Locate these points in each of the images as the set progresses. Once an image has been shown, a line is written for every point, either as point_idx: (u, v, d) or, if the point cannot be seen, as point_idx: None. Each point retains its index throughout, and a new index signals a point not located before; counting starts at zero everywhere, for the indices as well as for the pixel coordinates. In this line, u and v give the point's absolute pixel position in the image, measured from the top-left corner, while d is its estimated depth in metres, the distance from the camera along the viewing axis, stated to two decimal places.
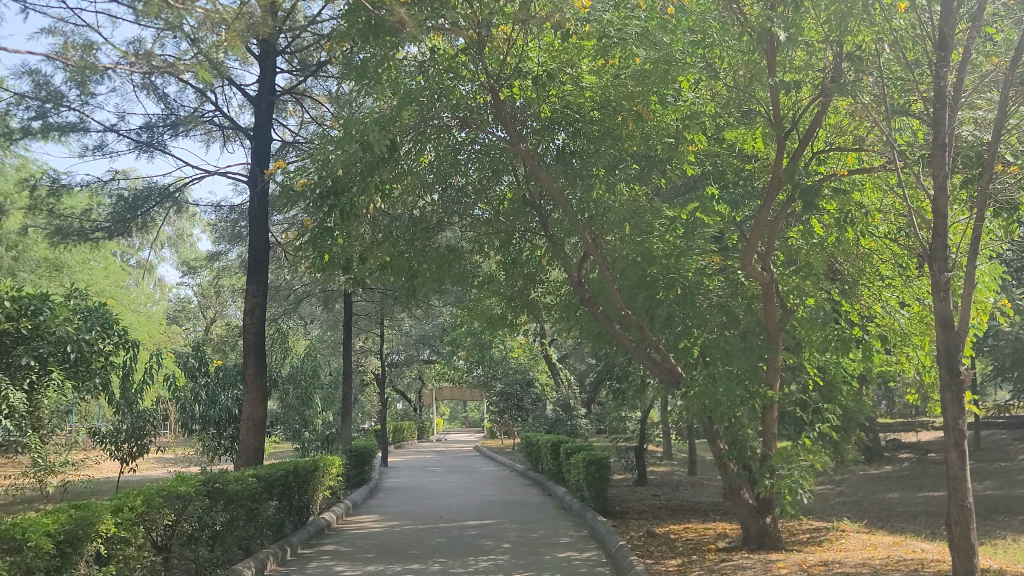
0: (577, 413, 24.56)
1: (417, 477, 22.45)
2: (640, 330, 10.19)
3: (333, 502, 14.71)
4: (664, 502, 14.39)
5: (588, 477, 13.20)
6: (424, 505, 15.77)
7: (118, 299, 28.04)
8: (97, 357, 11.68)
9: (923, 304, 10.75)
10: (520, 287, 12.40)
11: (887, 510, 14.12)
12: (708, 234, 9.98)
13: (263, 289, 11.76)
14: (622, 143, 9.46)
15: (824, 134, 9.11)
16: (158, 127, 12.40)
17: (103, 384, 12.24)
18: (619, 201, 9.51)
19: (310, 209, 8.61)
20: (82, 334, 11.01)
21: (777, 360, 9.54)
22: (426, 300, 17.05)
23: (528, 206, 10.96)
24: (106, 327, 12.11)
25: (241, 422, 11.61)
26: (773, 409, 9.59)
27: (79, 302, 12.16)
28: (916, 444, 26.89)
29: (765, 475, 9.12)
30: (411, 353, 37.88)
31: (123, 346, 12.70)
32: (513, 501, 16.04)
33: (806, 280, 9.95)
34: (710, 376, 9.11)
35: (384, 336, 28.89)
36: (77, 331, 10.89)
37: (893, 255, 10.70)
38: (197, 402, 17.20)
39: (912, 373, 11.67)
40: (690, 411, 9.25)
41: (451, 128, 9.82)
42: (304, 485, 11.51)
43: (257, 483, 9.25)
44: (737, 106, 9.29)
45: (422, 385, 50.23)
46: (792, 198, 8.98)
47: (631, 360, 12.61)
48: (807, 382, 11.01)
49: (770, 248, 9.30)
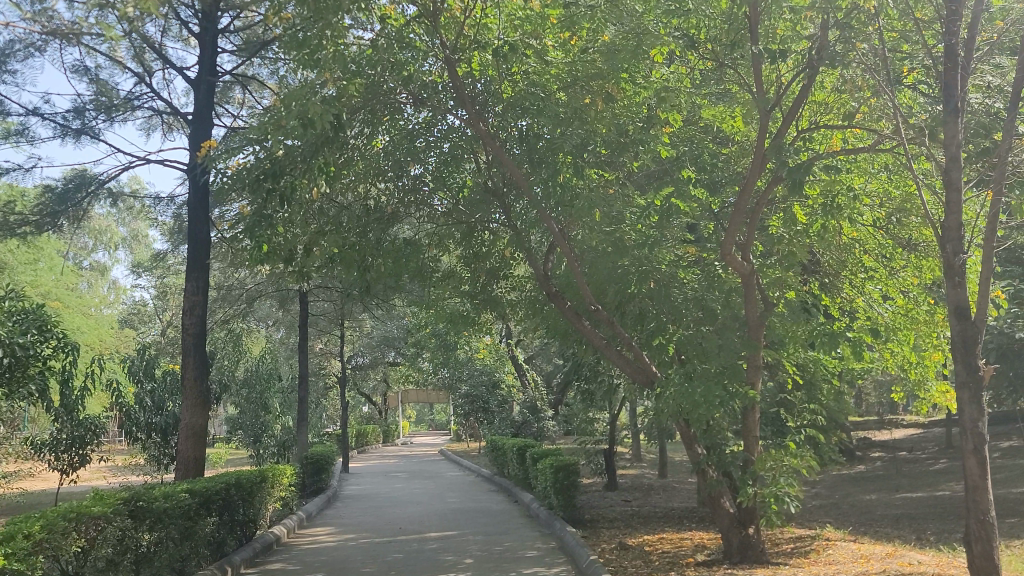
0: (545, 415, 23.82)
1: (379, 484, 21.57)
2: (611, 326, 9.42)
3: (285, 514, 13.82)
4: (636, 508, 13.69)
5: (556, 485, 12.45)
6: (383, 515, 14.93)
7: (65, 301, 26.78)
8: (34, 361, 10.70)
9: (908, 296, 10.07)
10: (483, 283, 11.67)
11: (866, 512, 13.58)
12: (683, 223, 9.29)
13: (204, 286, 10.88)
14: (591, 124, 8.88)
15: (809, 112, 8.46)
16: (90, 111, 11.49)
17: (39, 394, 11.28)
18: (587, 186, 8.76)
19: (234, 195, 7.67)
20: (16, 337, 10.16)
21: (757, 358, 8.90)
22: (386, 298, 16.23)
23: (491, 195, 10.21)
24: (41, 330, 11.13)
25: (178, 430, 10.70)
26: (755, 411, 8.87)
27: (13, 303, 11.35)
28: (888, 443, 26.47)
29: (747, 483, 8.44)
30: (377, 355, 36.95)
31: (61, 350, 11.67)
32: (476, 509, 15.27)
33: (788, 271, 9.26)
34: (687, 375, 8.44)
35: (346, 337, 27.96)
36: (9, 334, 10.08)
37: (877, 245, 10.05)
38: (142, 409, 16.10)
39: (893, 371, 11.06)
40: (665, 413, 8.55)
41: (405, 107, 9.10)
42: (249, 498, 10.64)
43: (190, 499, 8.36)
44: (714, 79, 8.71)
45: (387, 388, 49.28)
46: (777, 180, 8.38)
47: (601, 359, 11.93)
48: (786, 380, 10.34)
49: (751, 236, 8.64)
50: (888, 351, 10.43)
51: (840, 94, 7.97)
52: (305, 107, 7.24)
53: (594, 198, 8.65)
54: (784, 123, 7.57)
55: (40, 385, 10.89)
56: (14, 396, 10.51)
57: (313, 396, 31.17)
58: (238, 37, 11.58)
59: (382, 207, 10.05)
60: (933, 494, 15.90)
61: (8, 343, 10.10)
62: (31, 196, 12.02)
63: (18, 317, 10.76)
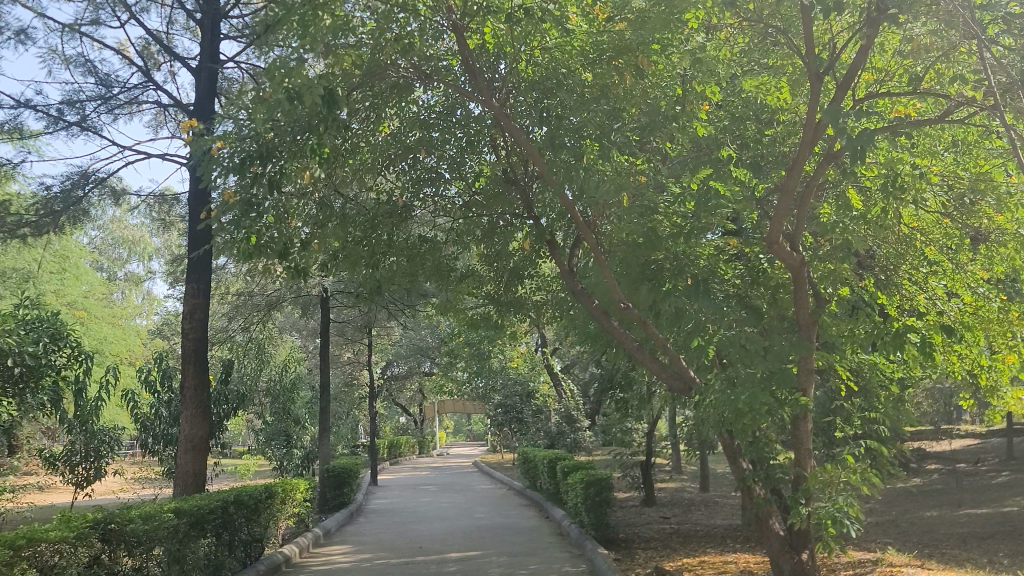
0: (581, 426, 22.86)
1: (407, 497, 20.73)
2: (645, 328, 8.48)
3: (300, 532, 13.02)
4: (675, 526, 12.70)
5: (587, 502, 11.47)
6: (404, 532, 14.04)
7: (93, 312, 26.38)
8: (49, 371, 10.02)
9: (978, 292, 8.96)
10: (506, 284, 10.82)
11: (928, 531, 12.46)
12: (724, 210, 8.31)
13: (205, 284, 10.11)
14: (620, 102, 8.03)
15: (866, 81, 7.49)
16: (81, 103, 10.83)
17: (51, 405, 10.64)
18: (614, 170, 7.84)
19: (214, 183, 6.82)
20: (27, 346, 9.48)
21: (809, 360, 7.93)
22: (410, 302, 15.42)
23: (511, 185, 9.33)
24: (55, 338, 10.43)
25: (178, 443, 9.93)
26: (808, 420, 7.87)
27: (27, 310, 10.70)
28: (945, 455, 25.09)
29: (799, 502, 7.44)
30: (412, 365, 36.26)
31: (73, 360, 11.00)
32: (504, 526, 14.34)
33: (843, 263, 8.25)
34: (730, 381, 7.56)
35: (376, 346, 27.27)
36: (19, 343, 9.38)
37: (941, 234, 9.01)
38: (158, 420, 15.34)
39: (962, 377, 9.90)
40: (705, 424, 7.65)
41: (412, 85, 8.22)
42: (253, 515, 9.83)
43: (177, 519, 7.55)
44: (758, 50, 7.85)
45: (422, 399, 48.64)
46: (831, 159, 7.40)
47: (635, 365, 11.00)
48: (840, 387, 9.35)
49: (800, 224, 7.68)
50: (955, 355, 9.41)
51: (901, 58, 7.04)
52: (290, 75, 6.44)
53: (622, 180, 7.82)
54: (841, 89, 6.64)
55: (52, 396, 10.22)
56: (23, 409, 9.81)
57: (346, 406, 30.47)
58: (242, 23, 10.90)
59: (394, 201, 9.42)
60: (999, 510, 14.68)
61: (19, 353, 9.41)
62: (31, 197, 11.34)
63: (30, 324, 10.08)
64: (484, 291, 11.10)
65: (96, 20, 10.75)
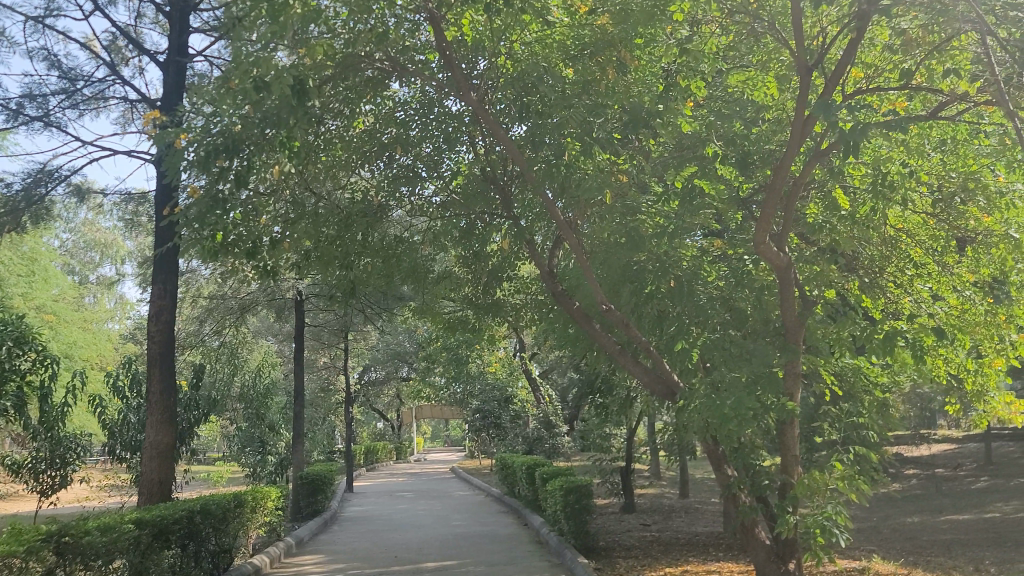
0: (560, 431, 22.63)
1: (383, 504, 20.38)
2: (627, 331, 8.25)
3: (271, 540, 12.67)
4: (656, 533, 12.48)
5: (566, 509, 11.23)
6: (379, 541, 13.72)
7: (63, 316, 25.79)
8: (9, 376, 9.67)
9: (963, 295, 8.82)
10: (484, 287, 10.59)
11: (911, 537, 12.31)
12: (708, 210, 8.13)
13: (172, 286, 9.79)
14: (603, 98, 7.84)
15: (856, 76, 7.33)
16: (41, 96, 10.42)
17: (13, 412, 10.28)
18: (595, 169, 7.63)
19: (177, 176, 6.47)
20: None
21: (796, 363, 7.71)
22: (387, 304, 15.14)
23: (490, 184, 9.09)
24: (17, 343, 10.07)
25: (142, 450, 9.57)
26: (794, 425, 7.68)
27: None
28: (923, 459, 25.11)
29: (786, 510, 7.22)
30: (390, 371, 35.86)
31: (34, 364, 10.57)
32: (481, 534, 14.05)
33: (829, 265, 8.08)
34: (715, 385, 7.35)
35: (352, 351, 26.92)
36: None
37: (927, 236, 8.87)
38: (127, 427, 14.82)
39: (947, 382, 9.77)
40: (689, 430, 7.43)
41: (388, 79, 7.98)
42: (221, 524, 9.49)
43: (139, 531, 7.21)
44: (744, 44, 7.66)
45: (400, 404, 48.29)
46: (819, 157, 7.22)
47: (616, 369, 10.79)
48: (825, 392, 9.17)
49: (788, 224, 7.48)
50: (942, 359, 9.26)
51: (891, 53, 6.87)
52: (255, 63, 6.14)
53: (604, 178, 7.58)
54: (832, 83, 6.45)
55: (13, 402, 9.89)
56: None
57: (322, 412, 30.03)
58: (209, 15, 10.58)
59: (368, 200, 9.09)
60: (980, 516, 14.59)
61: None
62: None
63: None
64: (461, 294, 10.85)
65: (57, 11, 10.39)
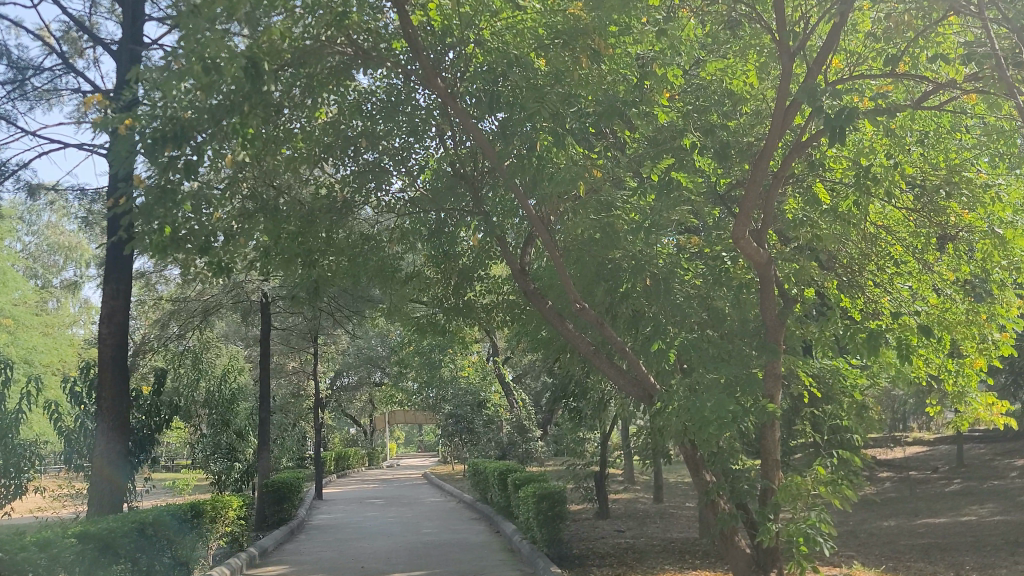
0: (533, 436, 22.31)
1: (352, 512, 19.91)
2: (602, 331, 7.91)
3: (233, 551, 12.18)
4: (631, 540, 12.16)
5: (539, 516, 10.88)
6: (346, 551, 13.28)
7: (23, 321, 25.03)
8: None
9: (944, 293, 8.59)
10: (454, 287, 10.23)
11: (889, 542, 12.10)
12: (686, 204, 7.84)
13: (126, 285, 9.32)
14: (576, 87, 7.55)
15: (841, 62, 7.07)
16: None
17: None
18: (567, 161, 7.32)
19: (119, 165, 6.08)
20: None
21: (777, 364, 7.42)
22: (355, 305, 14.72)
23: (461, 177, 8.76)
24: None
25: (92, 460, 9.12)
26: (774, 428, 7.40)
27: None
28: (896, 462, 25.06)
29: (767, 518, 6.93)
30: (362, 375, 35.33)
31: None
32: (452, 542, 13.66)
33: (809, 261, 7.81)
34: (692, 386, 7.06)
35: (323, 355, 26.41)
36: None
37: (908, 232, 8.64)
38: (85, 434, 14.24)
39: (928, 382, 9.52)
40: (667, 434, 7.12)
41: (351, 67, 7.64)
42: (177, 536, 9.04)
43: (83, 546, 6.77)
44: (723, 31, 7.43)
45: (372, 409, 47.78)
46: (801, 147, 6.94)
47: (589, 371, 10.47)
48: (804, 394, 8.90)
49: (768, 217, 7.20)
50: (922, 360, 9.04)
51: (876, 38, 6.62)
52: (204, 42, 5.78)
53: (578, 170, 7.28)
54: (817, 67, 6.18)
55: None
56: None
57: (292, 418, 29.46)
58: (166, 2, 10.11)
59: (333, 196, 8.72)
60: (957, 519, 14.44)
61: None
62: None
63: None
64: (431, 294, 10.48)
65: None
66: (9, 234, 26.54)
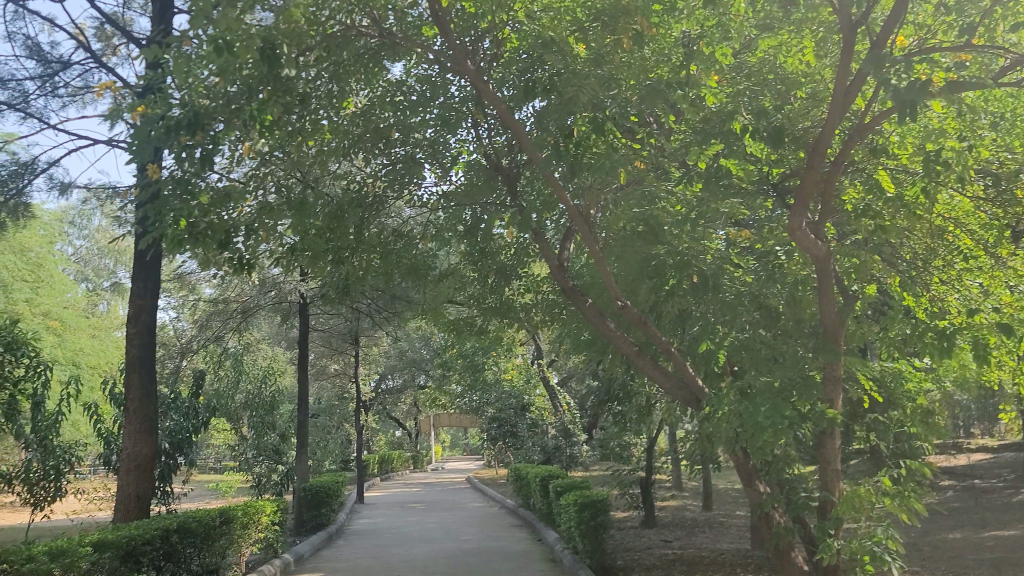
0: (578, 440, 21.78)
1: (393, 517, 19.58)
2: (645, 329, 7.39)
3: (266, 558, 11.89)
4: (679, 551, 11.59)
5: (582, 526, 10.38)
6: (383, 557, 12.92)
7: (71, 324, 25.09)
8: None
9: (1020, 289, 7.91)
10: (492, 285, 9.79)
11: (955, 556, 11.34)
12: (735, 196, 7.30)
13: (153, 283, 9.16)
14: (617, 70, 7.06)
15: (908, 37, 6.48)
16: (15, 82, 9.30)
17: (3, 417, 10.08)
18: (605, 148, 6.85)
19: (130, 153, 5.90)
20: None
21: (836, 366, 6.85)
22: (394, 306, 14.36)
23: (496, 169, 8.32)
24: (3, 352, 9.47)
25: (119, 463, 8.87)
26: (834, 435, 6.82)
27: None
28: (958, 469, 23.98)
29: (828, 533, 6.36)
30: (407, 378, 35.08)
31: (14, 372, 9.81)
32: (492, 550, 13.21)
33: (871, 254, 7.22)
34: (744, 390, 6.52)
35: (365, 357, 26.15)
36: None
37: (978, 224, 7.99)
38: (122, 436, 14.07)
39: (1000, 385, 8.81)
40: (717, 441, 6.59)
41: (379, 53, 7.29)
42: (204, 543, 8.73)
43: (99, 554, 6.45)
44: (777, 6, 6.90)
45: (417, 412, 47.54)
46: (864, 129, 6.36)
47: (633, 374, 9.94)
48: (865, 399, 8.28)
49: (826, 206, 6.64)
50: (994, 362, 8.35)
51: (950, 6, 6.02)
52: (216, 23, 5.45)
53: (618, 157, 6.79)
54: (884, 37, 5.61)
55: None
56: None
57: (336, 421, 29.27)
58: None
59: (362, 190, 8.34)
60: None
61: None
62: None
63: None
64: (468, 293, 10.07)
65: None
66: (57, 237, 26.72)
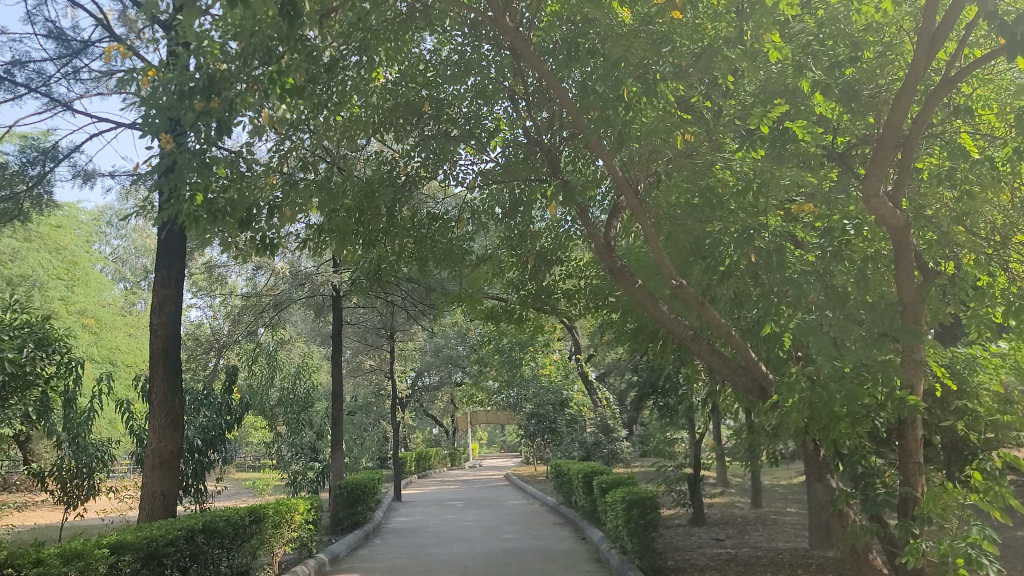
0: (619, 436, 21.13)
1: (432, 515, 19.09)
2: (701, 312, 6.79)
3: (300, 559, 11.44)
4: (733, 551, 10.95)
5: (630, 524, 9.80)
6: (420, 557, 12.41)
7: (107, 322, 24.85)
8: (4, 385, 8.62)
9: None
10: (531, 271, 9.25)
11: None
12: (799, 166, 6.67)
13: (177, 272, 8.76)
14: (670, 28, 6.45)
15: None
16: (33, 63, 8.85)
17: (31, 415, 9.71)
18: (657, 113, 6.26)
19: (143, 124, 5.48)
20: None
21: (916, 350, 6.25)
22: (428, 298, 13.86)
23: (535, 143, 7.76)
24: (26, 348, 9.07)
25: (144, 460, 8.46)
26: (913, 425, 6.16)
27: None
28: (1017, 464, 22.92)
29: (912, 533, 5.73)
30: (443, 375, 34.65)
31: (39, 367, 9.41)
32: (535, 550, 12.65)
33: (950, 227, 6.56)
34: (814, 376, 5.89)
35: (401, 353, 25.70)
36: None
37: None
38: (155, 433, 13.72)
39: None
40: (785, 432, 5.97)
41: (411, 16, 6.77)
42: (232, 544, 8.28)
43: (116, 556, 5.99)
44: None
45: (453, 409, 47.09)
46: (951, 81, 5.69)
47: (683, 364, 9.33)
48: (939, 386, 7.61)
49: (905, 171, 5.99)
50: None
51: None
52: None
53: (673, 121, 6.18)
54: None
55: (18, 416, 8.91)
56: None
57: (372, 418, 28.89)
58: None
59: (394, 169, 7.83)
60: None
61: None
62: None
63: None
64: (507, 280, 9.53)
65: None
66: (93, 236, 26.56)
